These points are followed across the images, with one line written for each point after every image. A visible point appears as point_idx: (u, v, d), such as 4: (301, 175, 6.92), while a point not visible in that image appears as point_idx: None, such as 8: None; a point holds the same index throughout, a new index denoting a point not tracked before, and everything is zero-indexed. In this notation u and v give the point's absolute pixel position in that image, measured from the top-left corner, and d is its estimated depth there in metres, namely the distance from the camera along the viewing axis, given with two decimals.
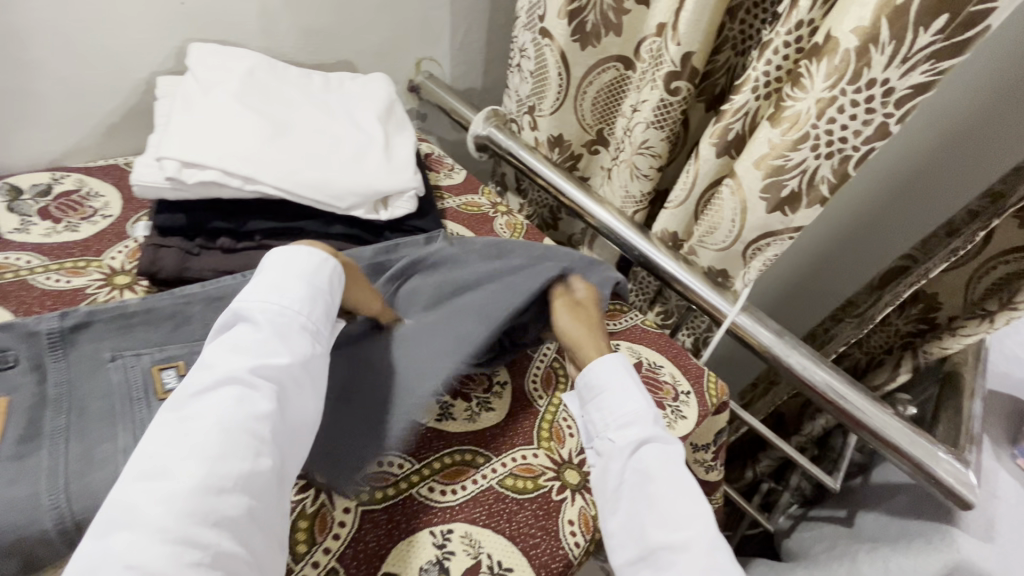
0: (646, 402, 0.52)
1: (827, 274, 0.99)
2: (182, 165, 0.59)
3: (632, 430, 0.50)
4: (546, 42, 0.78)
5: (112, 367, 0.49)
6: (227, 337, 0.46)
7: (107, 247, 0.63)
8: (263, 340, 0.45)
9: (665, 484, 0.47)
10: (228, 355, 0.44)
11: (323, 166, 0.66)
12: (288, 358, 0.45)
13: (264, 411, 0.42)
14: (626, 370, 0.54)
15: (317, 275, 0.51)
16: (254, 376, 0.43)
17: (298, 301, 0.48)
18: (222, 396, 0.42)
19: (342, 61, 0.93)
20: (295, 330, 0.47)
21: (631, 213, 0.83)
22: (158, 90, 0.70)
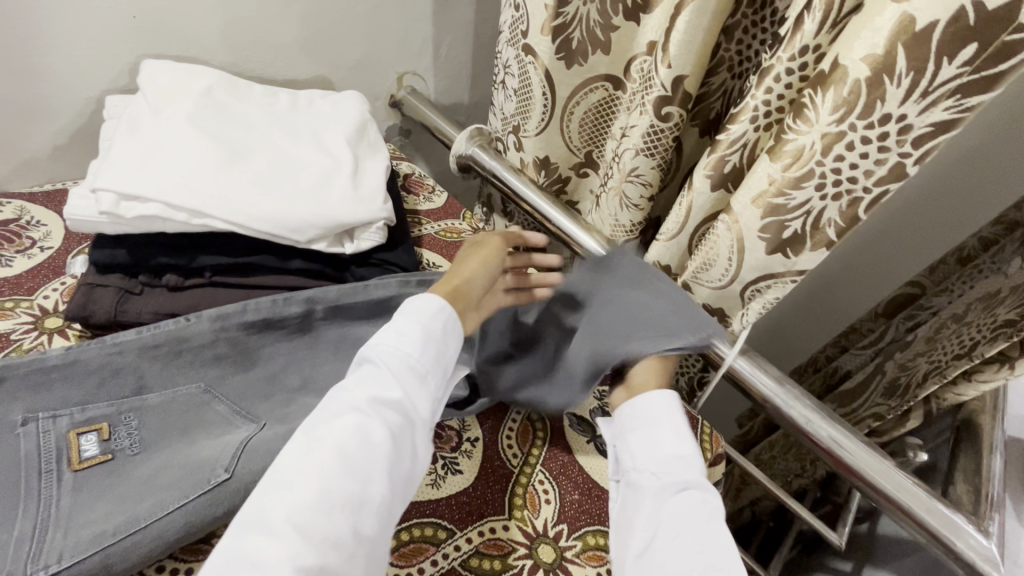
0: (687, 446, 0.48)
1: (825, 306, 0.93)
2: (120, 197, 0.54)
3: (669, 473, 0.46)
4: (529, 60, 0.73)
5: (22, 433, 0.43)
6: (357, 368, 0.47)
7: (41, 285, 0.57)
8: (391, 373, 0.46)
9: (703, 537, 0.42)
10: (362, 382, 0.45)
11: (281, 196, 0.60)
12: (416, 393, 0.46)
13: (383, 443, 0.43)
14: (664, 407, 0.50)
15: (435, 322, 0.50)
16: (380, 410, 0.44)
17: (422, 338, 0.48)
18: (343, 422, 0.42)
19: (316, 77, 0.88)
20: (418, 366, 0.48)
21: (622, 243, 0.77)
22: (106, 111, 0.64)
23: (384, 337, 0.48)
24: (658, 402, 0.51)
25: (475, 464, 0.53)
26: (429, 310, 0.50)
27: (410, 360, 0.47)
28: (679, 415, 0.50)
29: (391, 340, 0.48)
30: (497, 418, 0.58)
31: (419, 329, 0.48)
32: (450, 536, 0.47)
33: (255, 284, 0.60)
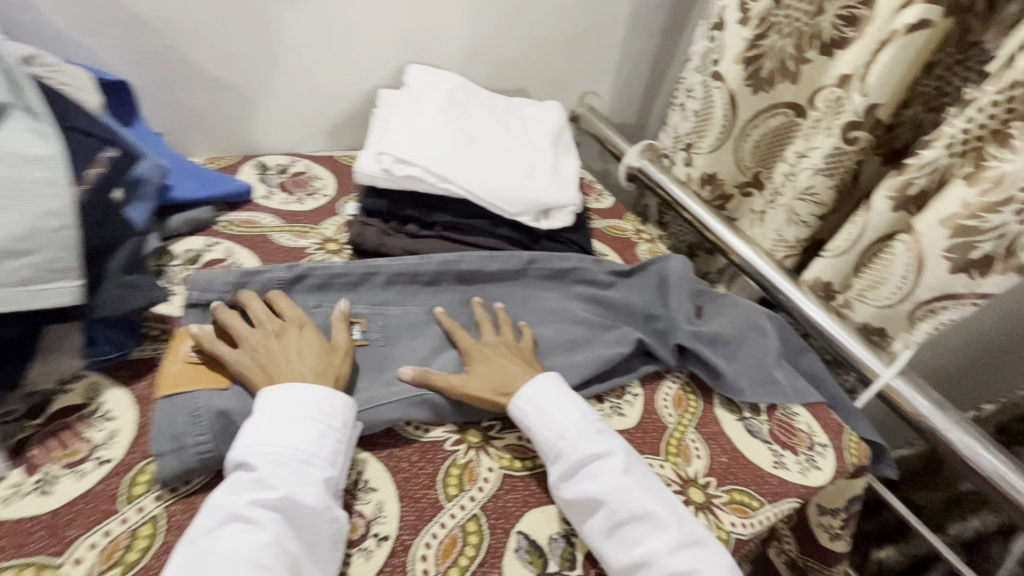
0: (574, 415, 0.53)
1: (1016, 353, 0.83)
2: (395, 160, 0.72)
3: (569, 453, 0.51)
4: (716, 85, 0.82)
5: (317, 313, 0.58)
6: (233, 471, 0.43)
7: (323, 219, 0.77)
8: (263, 474, 0.43)
9: (620, 499, 0.48)
10: (234, 490, 0.42)
11: (502, 175, 0.75)
12: (299, 483, 0.43)
13: (268, 541, 0.40)
14: (555, 385, 0.55)
15: (297, 405, 0.46)
16: (260, 513, 0.41)
17: (300, 429, 0.45)
18: (229, 539, 0.40)
19: (519, 89, 1.05)
20: (298, 453, 0.44)
21: (781, 256, 0.82)
22: (380, 100, 0.84)
23: (251, 439, 0.44)
24: (537, 389, 0.55)
25: (636, 413, 0.62)
26: (302, 399, 0.47)
27: (288, 456, 0.44)
28: (559, 392, 0.55)
29: (261, 438, 0.45)
30: (656, 382, 0.66)
31: (291, 422, 0.46)
32: None
33: (469, 242, 0.74)
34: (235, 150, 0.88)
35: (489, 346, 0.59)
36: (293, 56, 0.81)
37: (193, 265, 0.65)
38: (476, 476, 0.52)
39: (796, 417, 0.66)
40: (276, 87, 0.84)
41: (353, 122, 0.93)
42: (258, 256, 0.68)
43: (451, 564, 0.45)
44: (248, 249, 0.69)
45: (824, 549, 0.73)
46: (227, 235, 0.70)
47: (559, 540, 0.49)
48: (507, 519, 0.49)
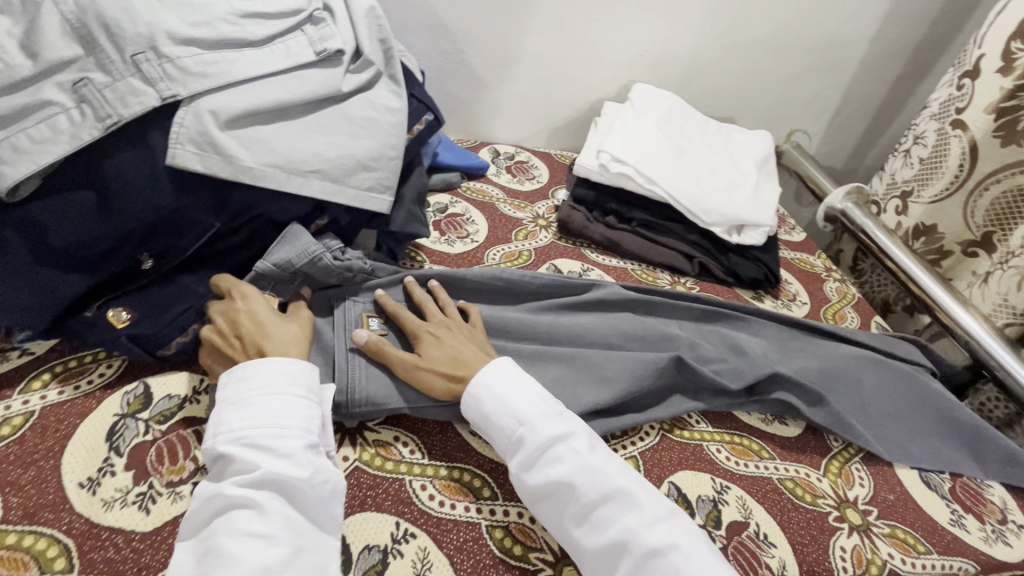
0: (533, 399, 0.50)
1: None
2: (612, 159, 0.82)
3: (530, 438, 0.48)
4: (956, 133, 0.79)
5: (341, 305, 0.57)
6: (216, 455, 0.43)
7: (537, 200, 0.91)
8: (242, 457, 0.42)
9: (588, 481, 0.46)
10: (223, 475, 0.42)
11: (704, 187, 0.81)
12: (278, 458, 0.42)
13: (265, 516, 0.40)
14: (508, 369, 0.52)
15: (272, 378, 0.46)
16: (249, 492, 0.41)
17: (268, 404, 0.44)
18: (224, 521, 0.39)
19: (728, 118, 1.10)
20: (271, 430, 0.43)
21: (1000, 323, 0.76)
22: (604, 110, 0.96)
23: (223, 422, 0.44)
24: (488, 372, 0.52)
25: (800, 426, 0.63)
26: (268, 373, 0.46)
27: (262, 435, 0.43)
28: (515, 376, 0.52)
29: (234, 416, 0.44)
30: None
31: (258, 398, 0.45)
32: (771, 458, 0.59)
33: (661, 241, 0.82)
34: (474, 136, 1.07)
35: (437, 327, 0.55)
36: (539, 66, 0.98)
37: (441, 214, 0.82)
38: (638, 430, 0.59)
39: (987, 488, 0.61)
40: (520, 89, 1.01)
41: (571, 127, 1.07)
42: (485, 217, 0.84)
43: None
44: (480, 211, 0.85)
45: None
46: (465, 197, 0.87)
47: (707, 502, 0.53)
48: (662, 469, 0.55)
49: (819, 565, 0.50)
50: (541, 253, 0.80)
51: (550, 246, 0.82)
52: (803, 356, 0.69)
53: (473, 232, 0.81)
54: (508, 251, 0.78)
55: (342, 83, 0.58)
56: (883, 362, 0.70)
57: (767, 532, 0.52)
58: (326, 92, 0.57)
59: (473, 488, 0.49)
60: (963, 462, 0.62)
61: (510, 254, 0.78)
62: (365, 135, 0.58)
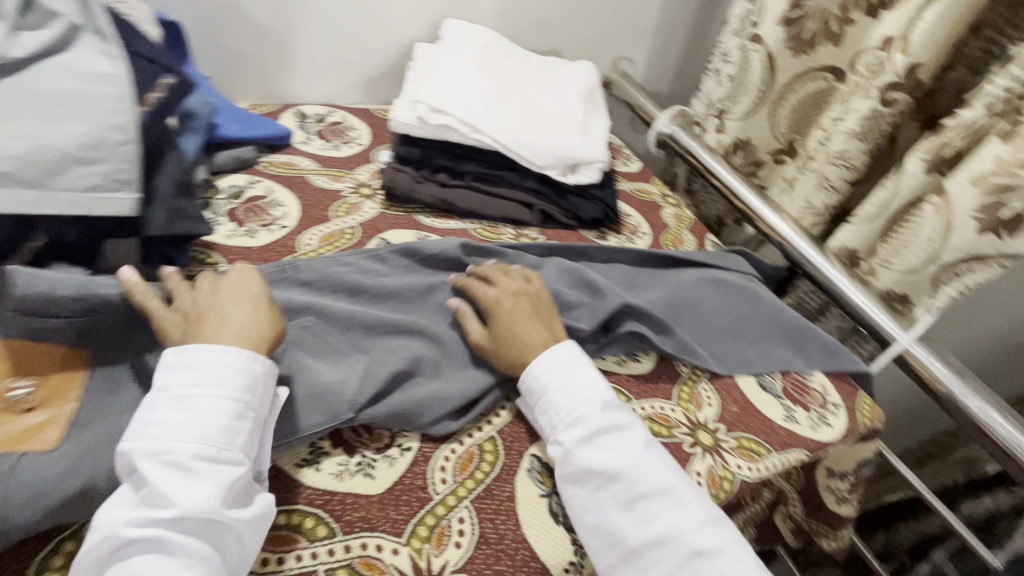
0: (596, 387, 0.51)
1: None
2: (429, 109, 0.73)
3: (586, 423, 0.48)
4: (755, 47, 0.81)
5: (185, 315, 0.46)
6: (130, 474, 0.37)
7: (358, 166, 0.80)
8: (158, 484, 0.35)
9: (640, 472, 0.46)
10: (125, 501, 0.36)
11: (533, 129, 0.76)
12: (204, 487, 0.36)
13: (170, 561, 0.34)
14: (577, 357, 0.53)
15: (210, 384, 0.39)
16: (160, 528, 0.35)
17: (208, 418, 0.38)
18: (134, 559, 0.34)
19: (553, 51, 1.05)
20: (201, 450, 0.37)
21: (809, 224, 0.81)
22: (416, 53, 0.86)
23: (143, 434, 0.37)
24: (557, 354, 0.53)
25: (652, 360, 0.64)
26: (211, 373, 0.40)
27: (188, 456, 0.37)
28: (580, 364, 0.52)
29: (158, 424, 0.37)
30: None
31: (195, 405, 0.38)
32: (628, 400, 0.59)
33: (499, 194, 0.77)
34: (275, 97, 0.91)
35: (510, 299, 0.56)
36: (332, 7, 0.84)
37: (237, 200, 0.68)
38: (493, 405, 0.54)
39: (810, 377, 0.67)
40: (314, 35, 0.86)
41: (387, 77, 0.95)
42: (297, 196, 0.72)
43: (467, 476, 0.48)
44: (288, 188, 0.72)
45: (831, 512, 0.76)
46: (268, 174, 0.74)
47: None
48: (522, 442, 0.52)
49: None
50: (368, 227, 0.70)
51: (378, 216, 0.72)
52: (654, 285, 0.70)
53: (281, 216, 0.68)
54: (326, 232, 0.68)
55: (11, 46, 0.44)
56: (723, 279, 0.72)
57: None
58: None
59: (305, 531, 0.42)
60: (792, 358, 0.68)
61: (329, 234, 0.67)
62: (67, 117, 0.43)
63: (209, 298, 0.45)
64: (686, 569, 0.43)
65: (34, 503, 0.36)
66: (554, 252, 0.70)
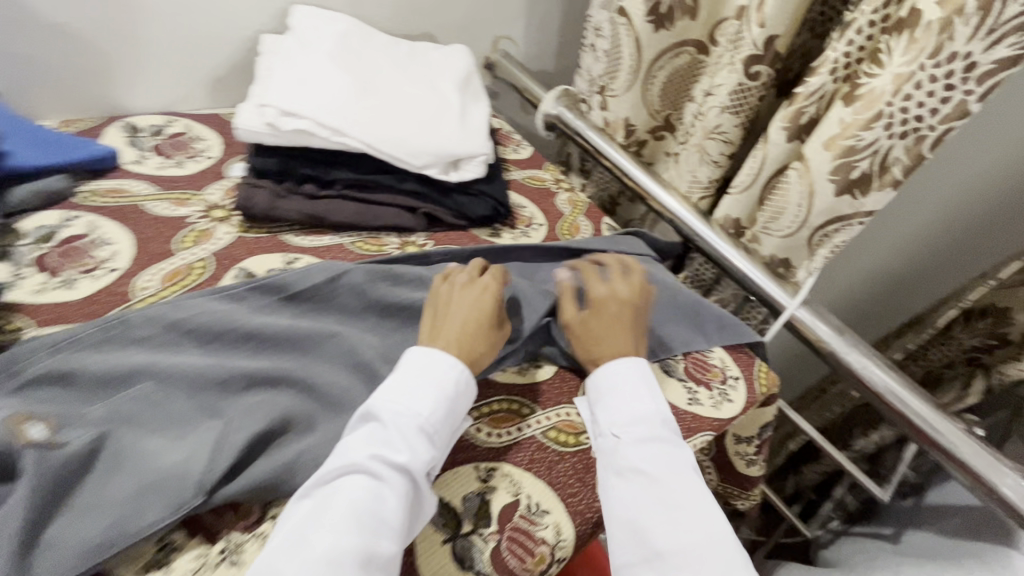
0: (656, 404, 0.52)
1: (924, 276, 0.89)
2: (280, 112, 0.65)
3: (641, 428, 0.50)
4: (623, 21, 0.79)
5: None
6: (369, 421, 0.46)
7: (208, 184, 0.69)
8: (388, 433, 0.44)
9: (680, 483, 0.47)
10: (366, 440, 0.44)
11: (404, 125, 0.70)
12: (420, 454, 0.44)
13: (377, 497, 0.41)
14: (638, 369, 0.55)
15: (445, 382, 0.48)
16: (380, 468, 0.43)
17: (435, 404, 0.47)
18: (353, 482, 0.42)
19: (425, 35, 0.97)
20: (426, 426, 0.46)
21: (697, 200, 0.81)
22: (261, 47, 0.76)
23: (388, 393, 0.47)
24: (618, 366, 0.55)
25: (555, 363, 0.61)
26: (443, 368, 0.49)
27: (405, 422, 0.45)
28: (642, 377, 0.54)
29: (405, 394, 0.47)
30: None
31: (428, 386, 0.48)
32: (532, 412, 0.55)
33: (376, 200, 0.70)
34: (99, 109, 0.77)
35: (614, 303, 0.60)
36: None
37: (48, 244, 0.57)
38: None
39: (710, 354, 0.68)
40: (133, 33, 0.73)
41: (238, 75, 0.84)
42: (131, 231, 0.61)
43: None
44: (117, 221, 0.61)
45: (741, 474, 0.78)
46: (90, 206, 0.62)
47: (473, 501, 0.48)
48: None
49: (589, 509, 0.49)
50: (222, 257, 0.61)
51: (236, 242, 0.63)
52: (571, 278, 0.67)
53: (109, 257, 0.57)
54: (169, 270, 0.58)
55: None
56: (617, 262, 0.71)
57: (539, 501, 0.49)
58: None
59: None
60: (694, 336, 0.68)
61: (173, 272, 0.58)
62: None
63: (444, 298, 0.56)
64: None
65: None
66: (438, 261, 0.65)
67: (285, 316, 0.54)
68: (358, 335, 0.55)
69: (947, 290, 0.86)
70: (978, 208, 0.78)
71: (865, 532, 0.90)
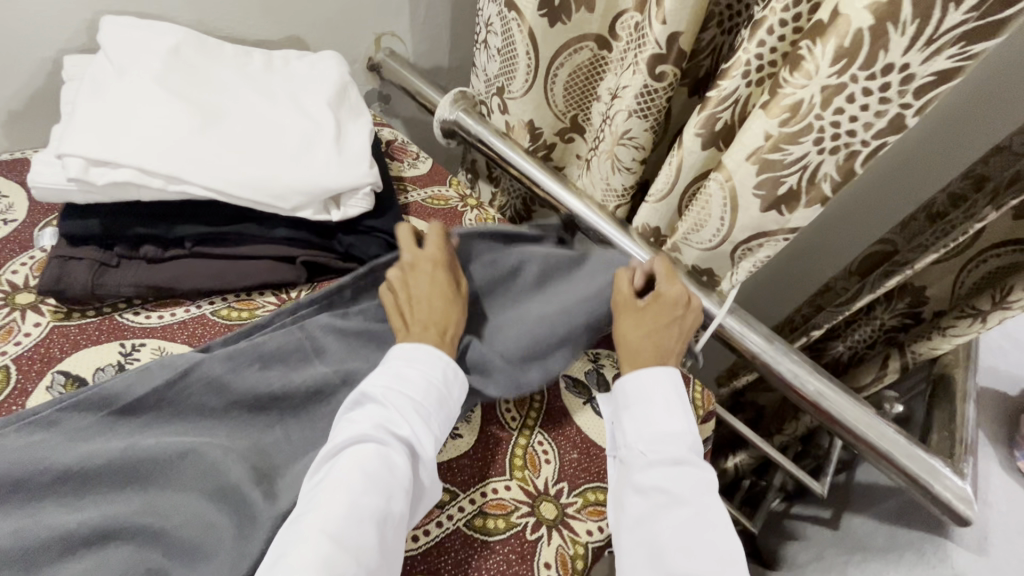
0: (685, 428, 0.50)
1: (824, 249, 0.88)
2: (89, 163, 0.51)
3: (665, 451, 0.48)
4: (512, 16, 0.70)
5: None
6: (367, 398, 0.46)
7: (8, 260, 0.54)
8: (387, 409, 0.45)
9: (696, 508, 0.45)
10: (367, 417, 0.45)
11: (264, 162, 0.57)
12: (418, 428, 0.45)
13: (379, 474, 0.42)
14: (674, 387, 0.51)
15: (431, 366, 0.49)
16: (384, 439, 0.44)
17: (426, 380, 0.47)
18: (354, 458, 0.43)
19: (290, 38, 0.83)
20: (421, 403, 0.46)
21: (612, 208, 0.75)
22: (65, 71, 0.60)
23: (381, 377, 0.47)
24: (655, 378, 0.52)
25: (474, 429, 0.53)
26: (421, 356, 0.49)
27: (405, 401, 0.46)
28: (674, 400, 0.51)
29: (401, 372, 0.47)
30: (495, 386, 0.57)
31: (416, 370, 0.48)
32: (453, 499, 0.48)
33: (239, 253, 0.57)
34: None
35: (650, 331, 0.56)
36: None
37: None
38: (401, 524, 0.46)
39: None
40: None
41: (41, 106, 0.67)
42: None
43: None
44: None
45: None
46: None
47: None
48: None
49: None
50: (32, 358, 0.48)
51: (51, 334, 0.50)
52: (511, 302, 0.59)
53: None
54: None
55: None
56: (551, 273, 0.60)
57: None
58: None
59: None
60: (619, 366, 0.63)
61: None
62: None
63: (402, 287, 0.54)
64: None
65: None
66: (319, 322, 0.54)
67: (119, 436, 0.44)
68: (222, 442, 0.44)
69: (819, 281, 0.91)
70: (842, 210, 0.82)
71: (805, 514, 0.91)
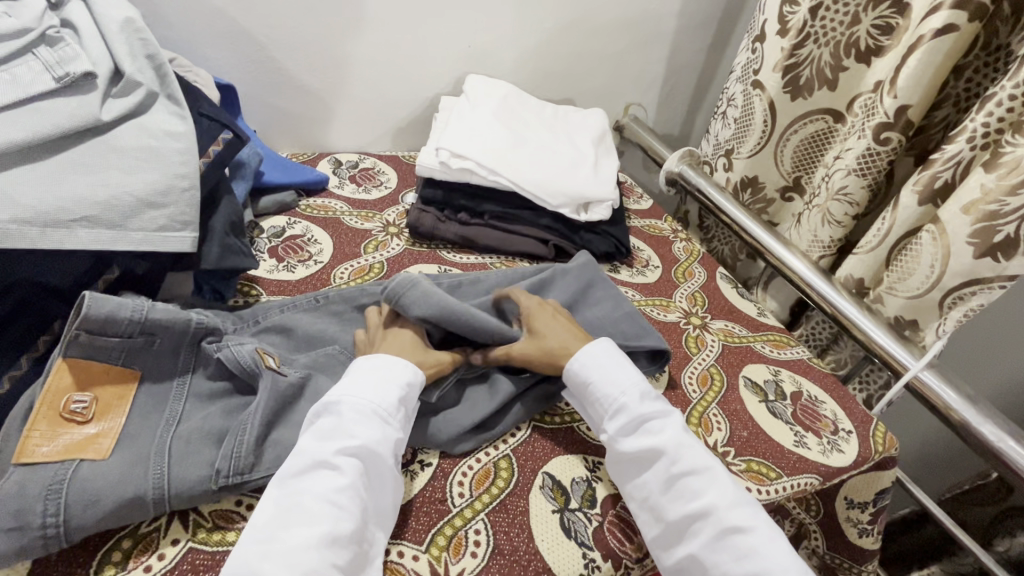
0: (636, 377, 0.55)
1: None
2: (451, 155, 0.80)
3: (629, 410, 0.52)
4: (756, 93, 0.86)
5: (225, 350, 0.52)
6: (323, 419, 0.47)
7: (387, 207, 0.86)
8: (347, 424, 0.47)
9: (679, 451, 0.50)
10: (322, 438, 0.46)
11: (546, 171, 0.82)
12: (374, 436, 0.47)
13: (343, 488, 0.44)
14: (607, 352, 0.57)
15: (393, 374, 0.51)
16: (342, 459, 0.45)
17: (380, 390, 0.49)
18: (314, 480, 0.44)
19: (566, 100, 1.12)
20: (369, 403, 0.48)
21: (817, 257, 0.83)
22: (441, 105, 0.95)
23: (346, 387, 0.49)
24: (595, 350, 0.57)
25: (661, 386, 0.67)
26: (381, 366, 0.51)
27: (364, 410, 0.48)
28: (609, 359, 0.56)
29: (351, 392, 0.49)
30: (683, 365, 0.71)
31: (373, 379, 0.50)
32: None
33: (514, 230, 0.82)
34: (312, 148, 1.01)
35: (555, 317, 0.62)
36: (366, 67, 0.93)
37: (278, 239, 0.76)
38: None
39: (822, 404, 0.69)
40: (349, 91, 0.95)
41: (412, 129, 1.05)
42: (331, 236, 0.78)
43: (483, 491, 0.52)
44: (323, 228, 0.79)
45: (854, 546, 0.74)
46: (305, 216, 0.81)
47: (581, 483, 0.54)
48: (535, 461, 0.55)
49: None
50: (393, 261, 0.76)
51: (404, 252, 0.79)
52: (603, 287, 0.72)
53: (316, 252, 0.75)
54: (357, 266, 0.74)
55: (101, 110, 0.52)
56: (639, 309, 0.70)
57: None
58: (77, 124, 0.50)
59: None
60: (798, 387, 0.70)
61: (360, 268, 0.74)
62: (146, 167, 0.52)
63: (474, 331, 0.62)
64: (719, 543, 0.46)
65: (94, 507, 0.42)
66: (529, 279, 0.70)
67: None
68: None
69: None
70: None
71: None
